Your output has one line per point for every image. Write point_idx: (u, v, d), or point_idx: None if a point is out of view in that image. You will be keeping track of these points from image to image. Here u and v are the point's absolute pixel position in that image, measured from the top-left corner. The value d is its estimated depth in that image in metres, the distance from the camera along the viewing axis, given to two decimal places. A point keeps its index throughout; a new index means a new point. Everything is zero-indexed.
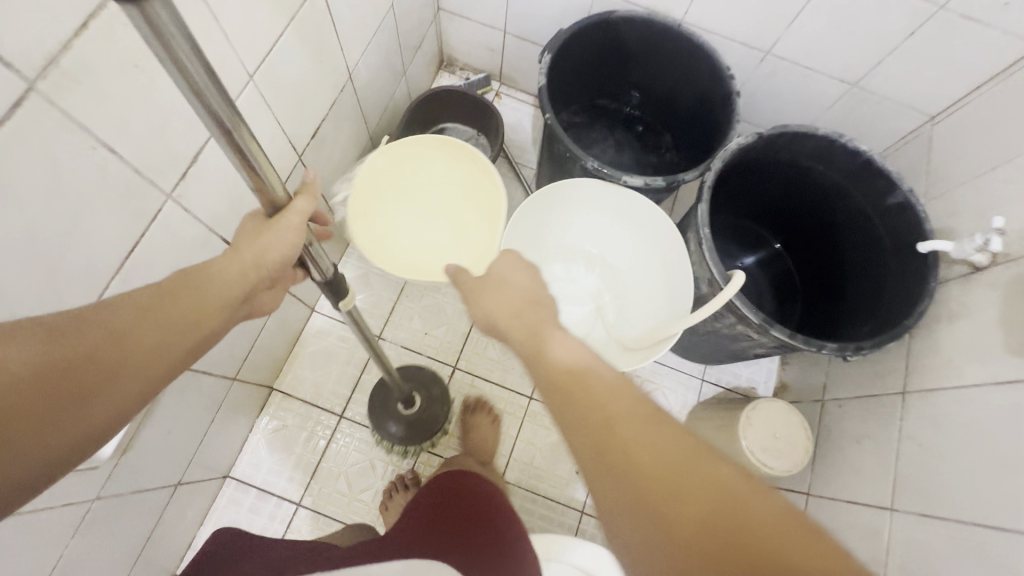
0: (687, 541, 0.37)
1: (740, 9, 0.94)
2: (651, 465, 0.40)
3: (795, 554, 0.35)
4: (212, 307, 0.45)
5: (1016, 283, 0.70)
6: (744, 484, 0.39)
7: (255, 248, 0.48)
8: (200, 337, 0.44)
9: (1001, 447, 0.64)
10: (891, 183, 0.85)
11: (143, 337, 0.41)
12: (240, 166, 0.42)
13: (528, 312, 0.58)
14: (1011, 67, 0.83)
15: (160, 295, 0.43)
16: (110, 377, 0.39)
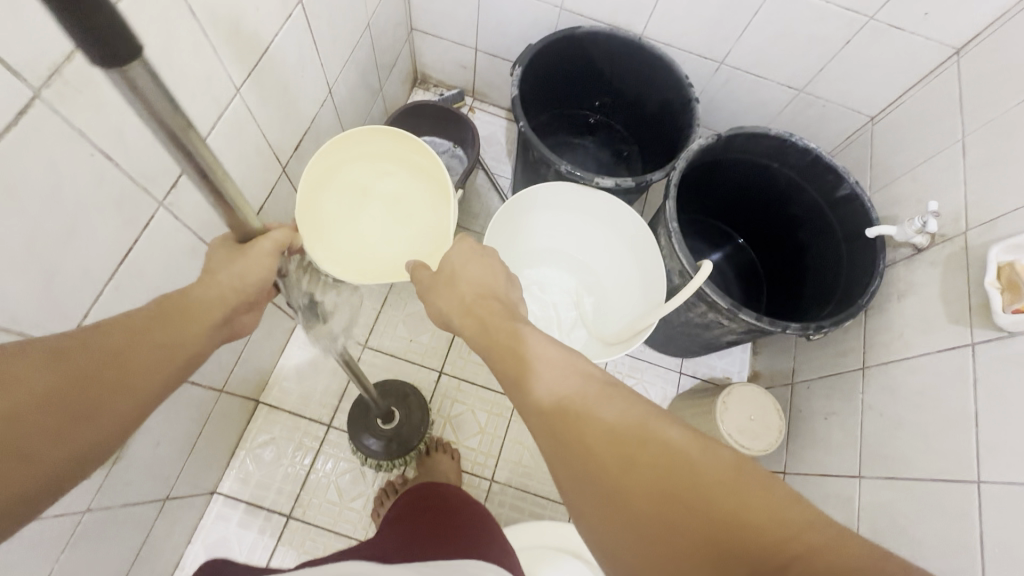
0: (645, 515, 0.36)
1: (696, 23, 0.95)
2: (604, 440, 0.38)
3: (753, 519, 0.35)
4: (195, 325, 0.43)
5: (954, 259, 0.73)
6: (697, 447, 0.38)
7: (232, 274, 0.46)
8: (183, 361, 0.41)
9: (948, 408, 0.66)
10: (838, 177, 0.88)
11: (138, 361, 0.39)
12: (210, 198, 0.41)
13: (477, 306, 0.51)
14: (940, 66, 0.88)
15: (149, 318, 0.41)
16: (104, 403, 0.37)
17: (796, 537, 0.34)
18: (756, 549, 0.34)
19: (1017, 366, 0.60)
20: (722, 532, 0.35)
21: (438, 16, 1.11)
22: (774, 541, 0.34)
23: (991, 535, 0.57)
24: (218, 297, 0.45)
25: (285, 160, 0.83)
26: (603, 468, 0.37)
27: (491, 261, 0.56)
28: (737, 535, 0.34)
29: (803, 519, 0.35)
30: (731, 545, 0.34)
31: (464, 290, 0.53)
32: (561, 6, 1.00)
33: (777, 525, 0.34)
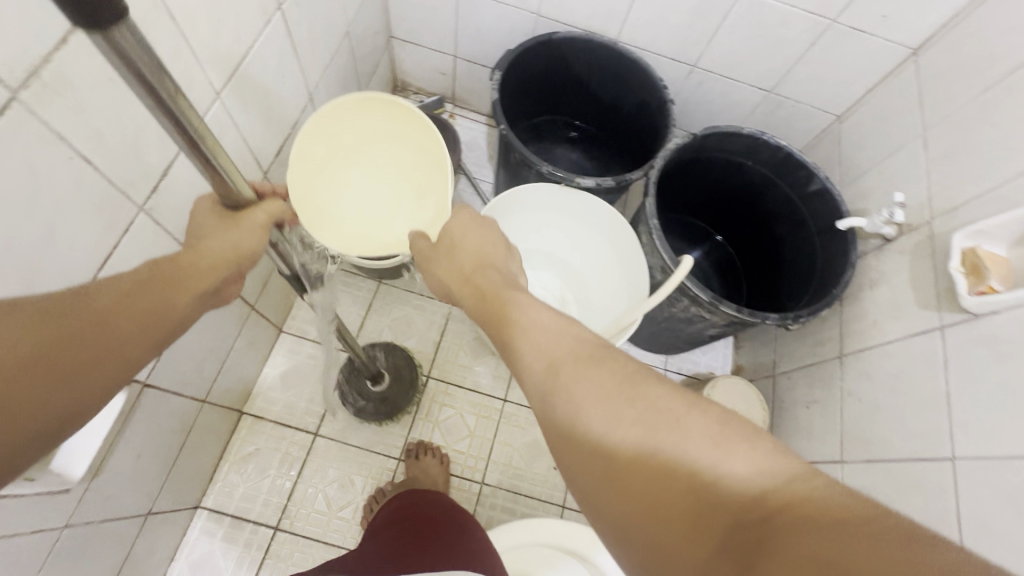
0: (628, 466, 0.36)
1: (669, 27, 0.98)
2: (591, 397, 0.39)
3: (736, 469, 0.34)
4: (189, 288, 0.43)
5: (921, 247, 0.76)
6: (682, 401, 0.38)
7: (226, 242, 0.47)
8: (174, 323, 0.42)
9: (922, 389, 0.69)
10: (810, 173, 0.91)
11: (130, 320, 0.39)
12: (200, 166, 0.42)
13: (477, 274, 0.52)
14: (900, 66, 0.92)
15: (141, 280, 0.41)
16: (96, 359, 0.37)
17: (781, 488, 0.33)
18: (738, 498, 0.34)
19: (983, 345, 0.62)
20: (704, 482, 0.34)
21: (417, 23, 1.12)
22: (758, 492, 0.33)
23: (967, 507, 0.59)
24: (210, 262, 0.46)
25: (266, 167, 0.82)
26: (589, 424, 0.38)
27: (491, 230, 0.57)
28: (720, 485, 0.34)
29: (789, 471, 0.34)
30: (713, 495, 0.34)
31: (463, 259, 0.55)
32: (537, 13, 1.02)
33: (760, 476, 0.34)
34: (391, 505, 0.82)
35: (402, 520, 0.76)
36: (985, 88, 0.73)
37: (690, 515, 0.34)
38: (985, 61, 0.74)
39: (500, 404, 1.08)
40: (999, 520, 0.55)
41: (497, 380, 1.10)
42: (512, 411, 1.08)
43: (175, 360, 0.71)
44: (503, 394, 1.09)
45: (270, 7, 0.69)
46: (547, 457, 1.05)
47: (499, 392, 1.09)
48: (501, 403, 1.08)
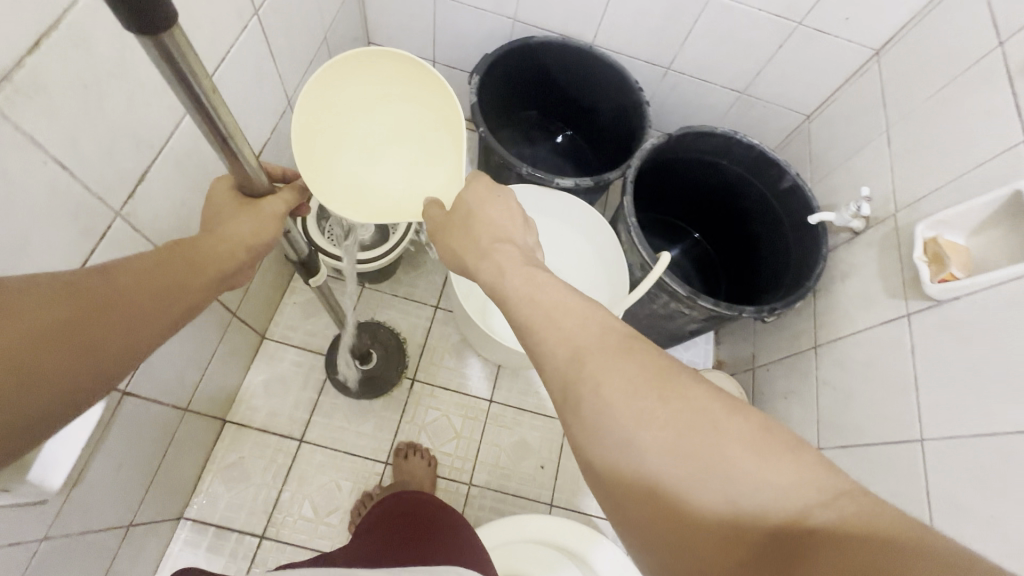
0: (662, 469, 0.36)
1: (643, 30, 1.01)
2: (624, 394, 0.38)
3: (777, 481, 0.35)
4: (204, 270, 0.45)
5: (887, 238, 0.79)
6: (721, 405, 0.37)
7: (242, 229, 0.49)
8: (189, 303, 0.44)
9: (892, 375, 0.71)
10: (781, 170, 0.94)
11: (147, 297, 0.41)
12: (212, 140, 0.42)
13: (495, 249, 0.51)
14: (863, 66, 0.96)
15: (160, 260, 0.43)
16: (115, 332, 0.38)
17: (821, 504, 0.34)
18: (777, 511, 0.34)
19: (947, 330, 0.65)
20: (744, 491, 0.35)
21: (395, 29, 1.13)
22: (798, 506, 0.34)
23: (937, 486, 0.61)
24: (227, 247, 0.47)
25: None
26: (620, 421, 0.37)
27: (510, 201, 0.55)
28: (759, 493, 0.34)
29: (835, 487, 0.34)
30: (752, 505, 0.34)
31: (479, 233, 0.53)
32: (514, 17, 1.04)
33: (801, 489, 0.34)
34: (384, 497, 0.81)
35: (393, 521, 0.75)
36: (942, 86, 0.76)
37: (727, 523, 0.35)
38: (942, 60, 0.78)
39: (487, 405, 1.09)
40: (967, 497, 0.57)
41: (483, 381, 1.11)
42: (499, 411, 1.09)
43: (156, 367, 0.71)
44: (489, 396, 1.09)
45: (246, 12, 0.69)
46: (534, 456, 1.06)
47: (485, 393, 1.10)
48: (487, 404, 1.09)
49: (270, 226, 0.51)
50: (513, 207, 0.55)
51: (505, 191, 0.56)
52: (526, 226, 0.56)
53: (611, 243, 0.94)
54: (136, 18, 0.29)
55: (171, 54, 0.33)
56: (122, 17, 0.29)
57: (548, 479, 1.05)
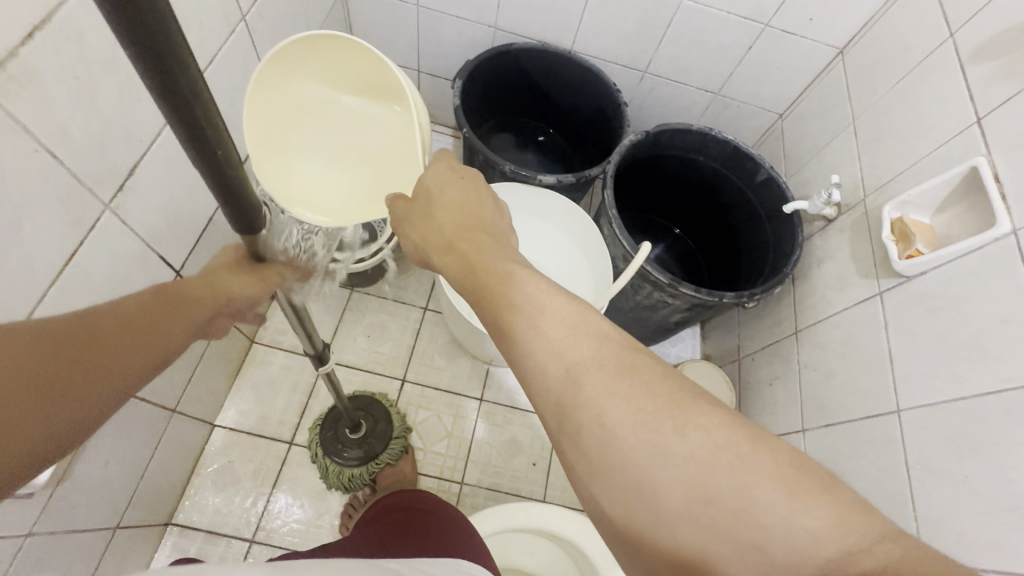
0: (682, 511, 0.34)
1: (617, 35, 1.05)
2: (630, 427, 0.35)
3: (812, 524, 0.32)
4: (181, 321, 0.46)
5: (857, 223, 0.82)
6: (745, 438, 0.35)
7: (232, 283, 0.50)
8: (173, 349, 0.45)
9: (867, 353, 0.74)
10: (756, 164, 0.97)
11: (126, 347, 0.41)
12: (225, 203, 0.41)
13: (461, 239, 0.49)
14: (828, 65, 1.00)
15: (137, 306, 0.44)
16: (77, 380, 0.38)
17: (859, 549, 0.32)
18: (816, 561, 0.32)
19: (917, 304, 0.67)
20: (773, 537, 0.32)
21: (380, 40, 1.17)
22: (841, 552, 0.32)
23: (914, 453, 0.63)
24: (212, 297, 0.49)
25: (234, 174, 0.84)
26: (628, 455, 0.35)
27: (478, 185, 0.54)
28: (791, 539, 0.32)
29: (874, 530, 0.32)
30: (787, 553, 0.32)
31: (443, 218, 0.51)
32: (494, 26, 1.08)
33: (836, 534, 0.32)
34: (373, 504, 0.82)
35: (422, 531, 0.71)
36: (900, 79, 0.80)
37: (758, 572, 0.32)
38: (901, 53, 0.82)
39: (478, 404, 1.09)
40: (942, 459, 0.59)
41: (474, 380, 1.11)
42: (490, 410, 1.09)
43: None
44: (480, 394, 1.10)
45: (234, 17, 0.72)
46: (527, 453, 1.06)
47: (476, 392, 1.10)
48: (479, 402, 1.09)
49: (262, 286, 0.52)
50: (484, 193, 0.54)
51: (469, 176, 0.54)
52: (498, 217, 0.53)
53: (592, 236, 0.96)
54: (216, 176, 0.37)
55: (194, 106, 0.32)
56: (206, 175, 0.37)
57: (540, 475, 1.05)
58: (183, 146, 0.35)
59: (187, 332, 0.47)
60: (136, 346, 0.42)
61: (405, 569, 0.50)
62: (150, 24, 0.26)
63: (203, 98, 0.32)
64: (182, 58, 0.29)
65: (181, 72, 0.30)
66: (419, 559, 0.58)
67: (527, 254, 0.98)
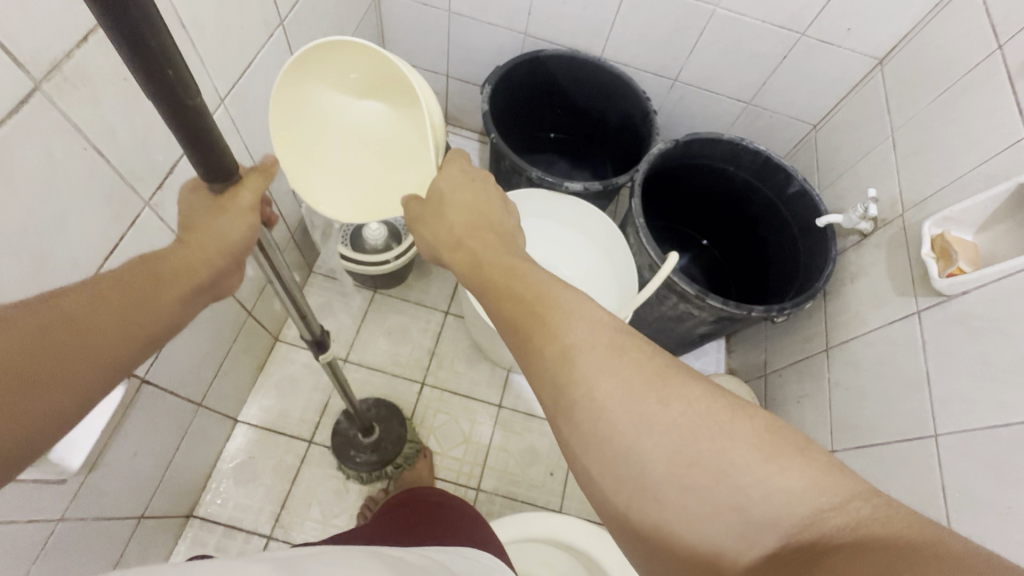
0: (667, 477, 0.34)
1: (649, 42, 1.04)
2: (619, 399, 0.35)
3: (787, 486, 0.33)
4: (165, 293, 0.41)
5: (894, 238, 0.80)
6: (723, 408, 0.35)
7: (212, 232, 0.42)
8: (161, 317, 0.40)
9: (903, 372, 0.71)
10: (788, 175, 0.95)
11: (109, 318, 0.37)
12: (200, 164, 0.37)
13: (470, 237, 0.49)
14: (866, 76, 0.98)
15: (109, 286, 0.38)
16: (62, 375, 0.34)
17: (831, 508, 0.33)
18: (790, 518, 0.33)
19: (958, 325, 0.65)
20: (753, 497, 0.33)
21: (411, 45, 1.18)
22: (812, 509, 0.33)
23: (952, 481, 0.60)
24: (198, 259, 0.43)
25: (267, 174, 0.85)
26: (617, 427, 0.35)
27: (488, 185, 0.54)
28: (769, 499, 0.33)
29: (845, 489, 0.33)
30: (764, 511, 0.33)
31: (454, 218, 0.51)
32: (525, 32, 1.08)
33: (810, 494, 0.33)
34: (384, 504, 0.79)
35: (433, 525, 0.69)
36: (943, 90, 0.78)
37: (737, 530, 0.33)
38: (944, 64, 0.79)
39: (496, 409, 1.09)
40: (982, 488, 0.57)
41: (492, 386, 1.11)
42: (508, 415, 1.09)
43: (173, 359, 0.73)
44: (498, 400, 1.10)
45: (273, 21, 0.74)
46: (544, 462, 1.06)
47: (495, 397, 1.10)
48: (497, 408, 1.09)
49: (246, 226, 0.43)
50: (497, 193, 0.54)
51: (480, 176, 0.54)
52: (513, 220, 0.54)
53: (616, 243, 0.94)
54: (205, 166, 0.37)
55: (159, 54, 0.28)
56: (197, 163, 0.36)
57: (557, 483, 1.04)
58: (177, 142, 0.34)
59: (175, 304, 0.41)
60: (118, 329, 0.37)
61: (426, 559, 0.50)
62: (129, 7, 0.25)
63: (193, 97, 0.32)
64: (156, 26, 0.27)
65: (170, 69, 0.29)
66: (439, 548, 0.58)
67: (538, 258, 0.99)
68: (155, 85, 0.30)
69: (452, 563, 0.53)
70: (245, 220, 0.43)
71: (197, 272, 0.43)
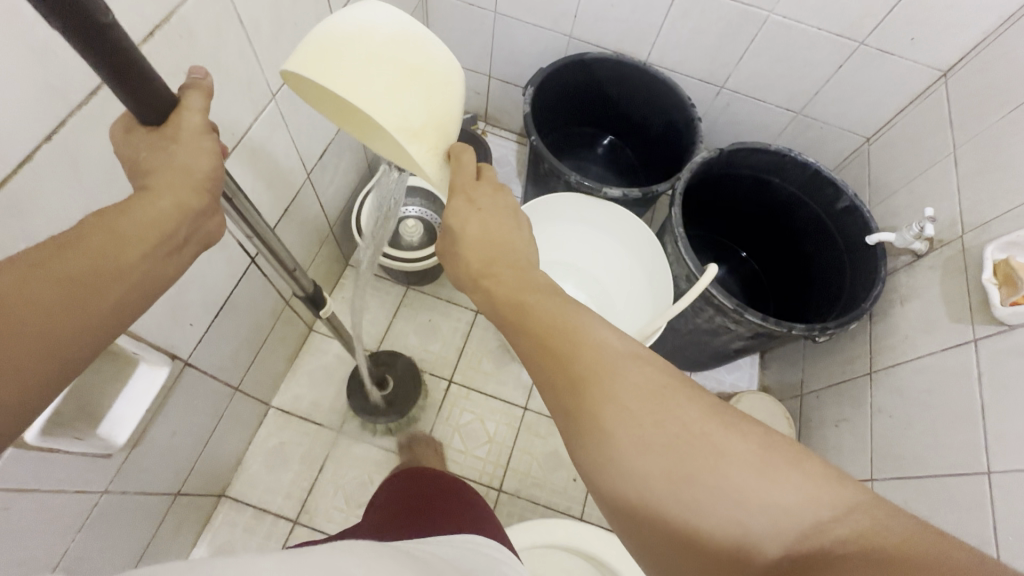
0: (667, 493, 0.34)
1: (698, 48, 1.02)
2: (619, 423, 0.35)
3: (785, 499, 0.33)
4: (134, 247, 0.36)
5: (952, 261, 0.75)
6: (716, 422, 0.35)
7: (174, 167, 0.38)
8: (137, 276, 0.37)
9: (954, 403, 0.68)
10: (838, 189, 0.91)
11: (84, 284, 0.34)
12: (137, 116, 0.36)
13: (503, 256, 0.48)
14: (928, 88, 0.93)
15: (60, 248, 0.34)
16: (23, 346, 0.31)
17: (831, 517, 0.33)
18: (789, 527, 0.33)
19: (1020, 356, 0.61)
20: (750, 510, 0.33)
21: (456, 44, 1.19)
22: (811, 521, 0.33)
23: (1005, 522, 0.57)
24: (163, 207, 0.37)
25: (310, 168, 0.87)
26: (617, 449, 0.35)
27: (503, 211, 0.50)
28: (766, 512, 0.33)
29: (843, 499, 0.33)
30: (762, 524, 0.33)
31: (469, 251, 0.49)
32: (570, 35, 1.07)
33: (809, 503, 0.33)
34: (384, 480, 0.82)
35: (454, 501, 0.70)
36: (1014, 107, 0.73)
37: (737, 544, 0.33)
38: (1017, 79, 0.75)
39: (521, 412, 1.09)
40: None
41: (518, 389, 1.11)
42: (533, 419, 1.09)
43: (213, 344, 0.75)
44: (524, 403, 1.10)
45: (325, 20, 0.75)
46: (567, 467, 1.05)
47: (521, 400, 1.10)
48: (522, 411, 1.09)
49: (206, 157, 0.39)
50: None
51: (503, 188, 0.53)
52: None
53: (655, 255, 0.93)
54: (136, 102, 0.35)
55: (94, 26, 0.28)
56: (137, 114, 0.36)
57: (580, 490, 1.03)
58: (109, 86, 0.33)
59: (144, 258, 0.37)
60: (84, 292, 0.34)
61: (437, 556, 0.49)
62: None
63: (110, 18, 0.29)
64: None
65: (106, 22, 0.29)
66: (430, 537, 0.55)
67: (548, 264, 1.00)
68: (100, 49, 0.30)
69: (454, 555, 0.51)
70: (205, 152, 0.39)
71: (167, 221, 0.38)
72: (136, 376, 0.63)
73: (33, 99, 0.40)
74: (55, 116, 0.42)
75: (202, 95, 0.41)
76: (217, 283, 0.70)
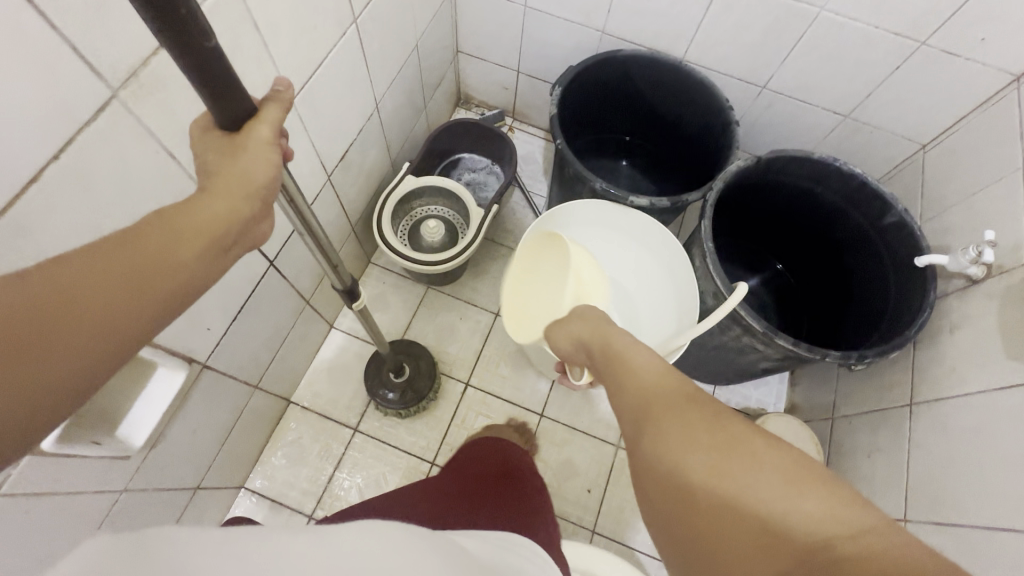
0: (702, 486, 0.36)
1: (740, 46, 0.95)
2: (672, 423, 0.39)
3: (810, 511, 0.34)
4: (187, 245, 0.36)
5: (1012, 291, 0.69)
6: (761, 436, 0.37)
7: (232, 172, 0.38)
8: (187, 273, 0.36)
9: (1002, 449, 0.62)
10: (886, 203, 0.85)
11: (134, 280, 0.34)
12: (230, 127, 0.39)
13: None
14: (996, 94, 0.84)
15: (117, 244, 0.34)
16: (75, 340, 0.31)
17: (847, 536, 0.34)
18: (808, 536, 0.34)
19: None
20: (775, 515, 0.35)
21: (484, 38, 1.15)
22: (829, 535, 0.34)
23: None
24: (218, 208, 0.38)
25: (331, 170, 0.86)
26: (665, 443, 0.38)
27: None
28: (791, 518, 0.34)
29: (863, 521, 0.34)
30: (786, 527, 0.34)
31: None
32: (602, 30, 1.02)
33: (832, 520, 0.34)
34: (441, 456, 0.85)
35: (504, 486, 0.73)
36: None
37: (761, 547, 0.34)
38: None
39: (538, 419, 1.07)
40: None
41: (535, 395, 1.09)
42: (548, 426, 1.07)
43: (231, 347, 0.76)
44: (541, 409, 1.08)
45: (346, 20, 0.73)
46: (581, 478, 1.03)
47: (537, 407, 1.08)
48: (538, 418, 1.07)
49: (267, 163, 0.40)
50: None
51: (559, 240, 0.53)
52: None
53: (681, 264, 0.89)
54: (229, 116, 0.38)
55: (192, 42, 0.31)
56: (229, 125, 0.38)
57: (593, 501, 1.02)
58: (204, 98, 0.36)
59: (195, 259, 0.36)
60: (136, 289, 0.34)
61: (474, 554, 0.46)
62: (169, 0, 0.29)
63: (207, 37, 0.32)
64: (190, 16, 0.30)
65: (206, 42, 0.32)
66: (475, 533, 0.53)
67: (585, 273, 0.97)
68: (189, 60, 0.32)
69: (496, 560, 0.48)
70: (267, 158, 0.39)
71: (219, 223, 0.38)
72: (155, 380, 0.64)
73: (39, 118, 0.39)
74: (63, 134, 0.41)
75: (280, 107, 0.41)
76: (234, 288, 0.70)
